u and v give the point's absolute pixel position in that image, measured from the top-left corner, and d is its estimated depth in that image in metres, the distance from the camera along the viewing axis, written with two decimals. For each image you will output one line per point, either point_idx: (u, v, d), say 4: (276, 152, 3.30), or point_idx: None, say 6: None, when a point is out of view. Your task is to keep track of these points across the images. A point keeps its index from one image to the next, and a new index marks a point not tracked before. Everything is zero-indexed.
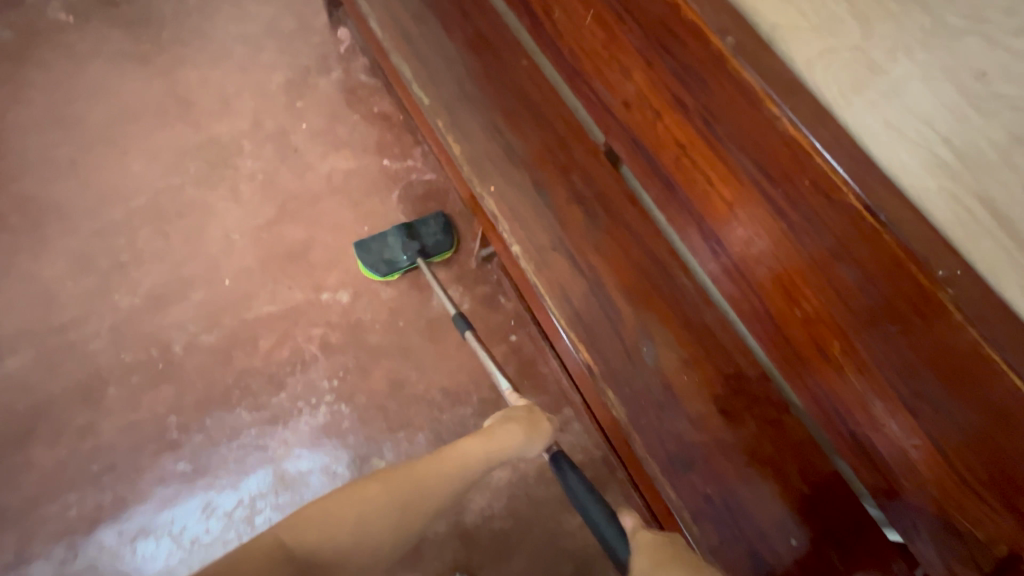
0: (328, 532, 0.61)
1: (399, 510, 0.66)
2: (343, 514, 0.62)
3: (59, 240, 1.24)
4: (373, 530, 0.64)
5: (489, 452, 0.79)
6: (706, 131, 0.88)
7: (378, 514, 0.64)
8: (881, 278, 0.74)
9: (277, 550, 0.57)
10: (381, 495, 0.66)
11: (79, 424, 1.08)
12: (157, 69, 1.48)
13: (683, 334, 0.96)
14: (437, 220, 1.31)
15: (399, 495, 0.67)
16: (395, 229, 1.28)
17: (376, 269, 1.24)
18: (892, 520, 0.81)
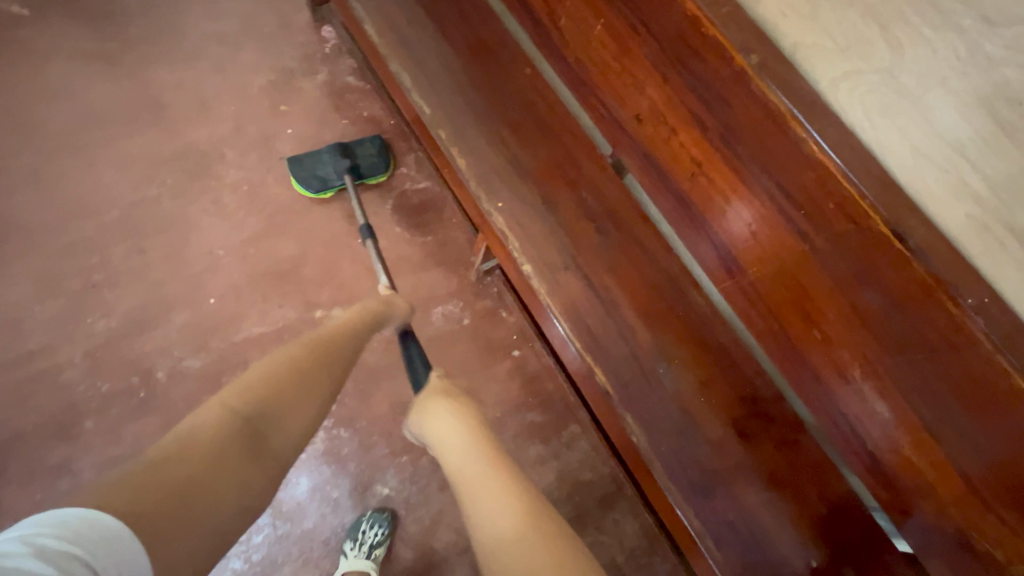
0: (272, 403, 0.66)
1: (314, 372, 0.72)
2: (266, 396, 0.66)
3: (22, 258, 1.13)
4: (289, 380, 0.70)
5: (359, 314, 0.84)
6: (725, 151, 0.87)
7: (298, 374, 0.70)
8: (907, 304, 0.73)
9: (228, 418, 0.62)
10: (275, 368, 0.69)
11: (54, 462, 1.00)
12: (125, 70, 1.37)
13: (699, 354, 0.95)
14: (373, 143, 1.33)
15: (293, 357, 0.72)
16: (329, 147, 1.29)
17: (308, 185, 1.25)
18: (907, 536, 0.83)
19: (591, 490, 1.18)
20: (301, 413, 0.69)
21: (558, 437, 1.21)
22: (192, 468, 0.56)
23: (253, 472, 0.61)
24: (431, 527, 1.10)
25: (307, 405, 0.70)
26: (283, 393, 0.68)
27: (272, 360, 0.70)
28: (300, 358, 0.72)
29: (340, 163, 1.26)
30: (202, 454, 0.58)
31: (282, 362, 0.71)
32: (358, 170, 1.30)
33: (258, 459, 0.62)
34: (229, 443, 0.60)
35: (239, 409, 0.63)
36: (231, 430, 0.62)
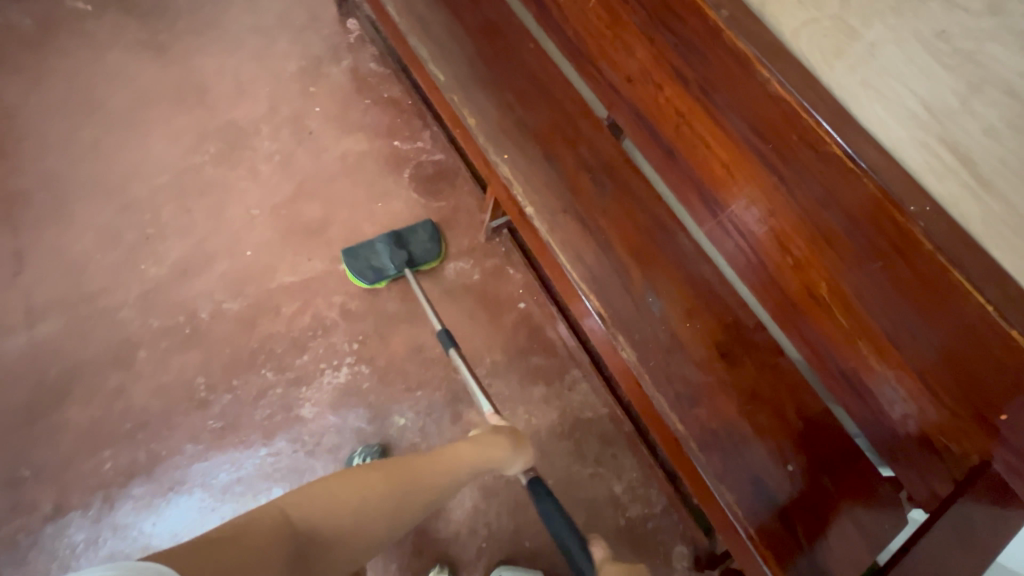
0: (329, 522, 0.67)
1: (388, 501, 0.73)
2: (345, 499, 0.70)
3: (85, 215, 1.28)
4: (369, 513, 0.70)
5: (475, 458, 0.88)
6: (705, 99, 0.98)
7: (384, 503, 0.73)
8: (862, 220, 0.82)
9: (284, 522, 0.64)
10: (372, 488, 0.72)
11: (112, 386, 1.12)
12: (174, 57, 1.54)
13: (685, 286, 1.05)
14: (425, 229, 1.35)
15: (381, 491, 0.74)
16: (383, 237, 1.31)
17: (364, 275, 1.26)
18: (883, 452, 0.93)
19: (590, 427, 1.27)
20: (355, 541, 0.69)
21: (560, 380, 1.31)
22: (245, 547, 0.58)
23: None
24: None
25: (362, 536, 0.69)
26: (366, 517, 0.70)
27: (353, 484, 0.72)
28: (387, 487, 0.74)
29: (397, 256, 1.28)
30: (255, 545, 0.59)
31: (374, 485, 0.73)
32: (413, 259, 1.32)
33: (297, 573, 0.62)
34: (276, 544, 0.61)
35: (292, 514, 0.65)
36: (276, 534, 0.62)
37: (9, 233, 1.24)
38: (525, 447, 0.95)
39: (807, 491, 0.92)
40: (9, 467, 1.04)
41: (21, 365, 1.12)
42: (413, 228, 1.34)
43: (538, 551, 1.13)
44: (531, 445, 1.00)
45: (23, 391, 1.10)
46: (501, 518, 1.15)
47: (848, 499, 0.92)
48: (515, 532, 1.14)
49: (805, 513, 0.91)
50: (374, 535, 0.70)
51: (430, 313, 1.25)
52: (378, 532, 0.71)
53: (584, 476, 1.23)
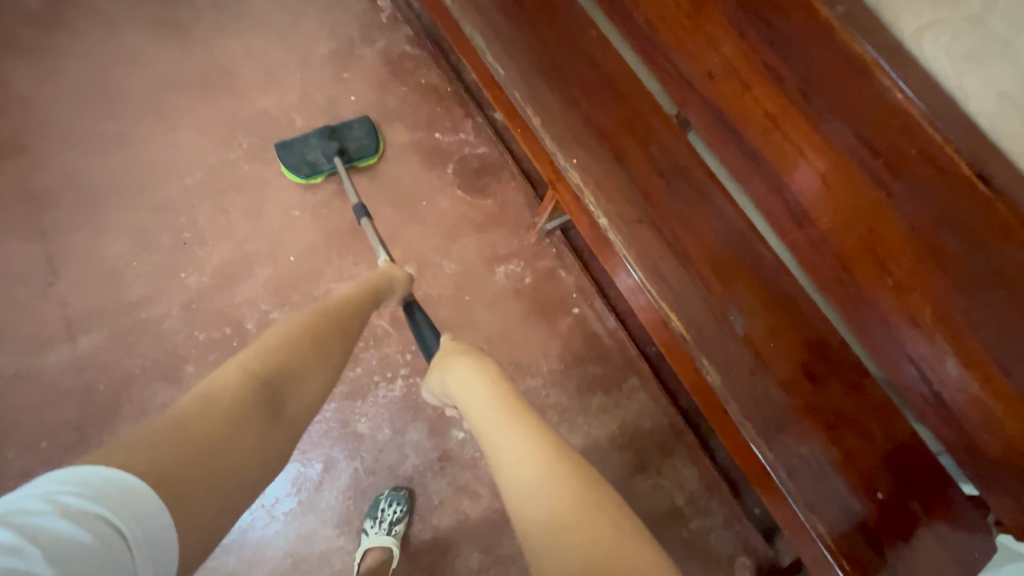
0: (288, 369, 0.71)
1: (330, 334, 0.80)
2: (293, 343, 0.74)
3: (117, 217, 1.20)
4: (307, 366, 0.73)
5: (370, 289, 0.94)
6: (802, 102, 0.91)
7: (320, 338, 0.77)
8: (986, 243, 0.80)
9: (249, 381, 0.65)
10: (303, 334, 0.76)
11: (162, 402, 1.08)
12: (195, 38, 1.42)
13: (766, 303, 0.99)
14: (360, 124, 1.34)
15: (309, 332, 0.77)
16: (316, 131, 1.29)
17: (298, 170, 1.25)
18: (975, 479, 0.87)
19: (650, 438, 1.24)
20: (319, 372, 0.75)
21: (617, 387, 1.27)
22: (226, 404, 0.61)
23: (278, 436, 0.64)
24: None
25: (318, 375, 0.74)
26: (309, 356, 0.74)
27: (276, 333, 0.75)
28: (317, 327, 0.78)
29: (330, 147, 1.27)
30: (227, 411, 0.61)
31: (285, 336, 0.75)
32: (347, 154, 1.31)
33: (276, 419, 0.65)
34: (247, 398, 0.63)
35: (257, 370, 0.66)
36: (243, 389, 0.64)
37: (37, 238, 1.16)
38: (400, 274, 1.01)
39: (895, 516, 0.90)
40: None
41: (65, 381, 1.06)
42: (347, 122, 1.33)
43: None
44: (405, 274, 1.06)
45: (71, 410, 1.05)
46: None
47: (936, 523, 0.90)
48: None
49: (890, 533, 0.90)
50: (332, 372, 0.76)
51: (349, 188, 1.21)
52: (332, 369, 0.76)
53: (645, 487, 1.21)
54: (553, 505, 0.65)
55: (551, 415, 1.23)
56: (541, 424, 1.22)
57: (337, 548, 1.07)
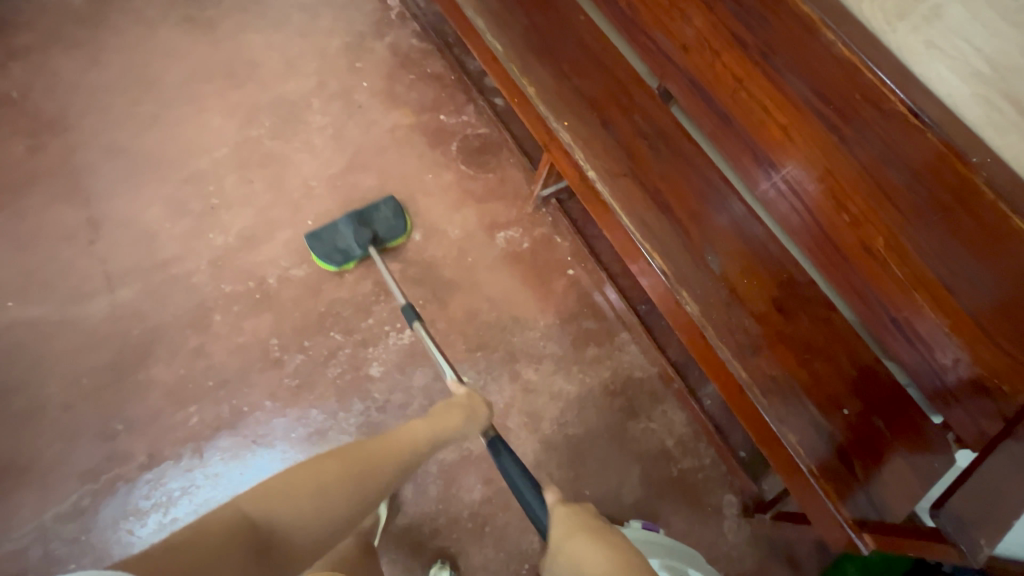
0: (276, 508, 0.65)
1: (342, 506, 0.69)
2: (297, 492, 0.67)
3: (152, 185, 1.32)
4: (320, 511, 0.67)
5: (436, 427, 0.84)
6: (764, 63, 1.02)
7: (336, 492, 0.69)
8: (924, 173, 0.89)
9: (240, 526, 0.62)
10: (317, 482, 0.68)
11: (191, 346, 1.17)
12: (222, 33, 1.56)
13: (742, 245, 1.10)
14: (389, 205, 1.32)
15: (330, 479, 0.69)
16: (345, 217, 1.28)
17: (332, 260, 1.25)
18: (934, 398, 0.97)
19: (640, 386, 1.33)
20: (316, 531, 0.67)
21: (610, 341, 1.37)
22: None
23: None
24: (505, 411, 1.26)
25: (320, 526, 0.67)
26: (318, 512, 0.67)
27: (302, 475, 0.69)
28: (345, 474, 0.70)
29: (362, 236, 1.26)
30: (204, 555, 0.57)
31: (304, 479, 0.68)
32: (378, 239, 1.30)
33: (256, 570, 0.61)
34: (231, 549, 0.60)
35: (249, 515, 0.63)
36: (230, 530, 0.62)
37: (79, 202, 1.27)
38: (480, 411, 0.90)
39: (861, 432, 0.98)
40: (101, 423, 1.08)
41: (102, 326, 1.16)
42: (375, 205, 1.31)
43: (598, 499, 1.22)
44: (485, 410, 0.93)
45: (107, 352, 1.14)
46: (560, 470, 1.23)
47: (900, 440, 0.97)
48: (575, 483, 1.22)
49: (859, 449, 0.97)
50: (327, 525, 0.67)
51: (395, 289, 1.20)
52: (330, 528, 0.68)
53: (637, 430, 1.28)
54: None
55: (549, 364, 1.31)
56: (540, 373, 1.30)
57: None
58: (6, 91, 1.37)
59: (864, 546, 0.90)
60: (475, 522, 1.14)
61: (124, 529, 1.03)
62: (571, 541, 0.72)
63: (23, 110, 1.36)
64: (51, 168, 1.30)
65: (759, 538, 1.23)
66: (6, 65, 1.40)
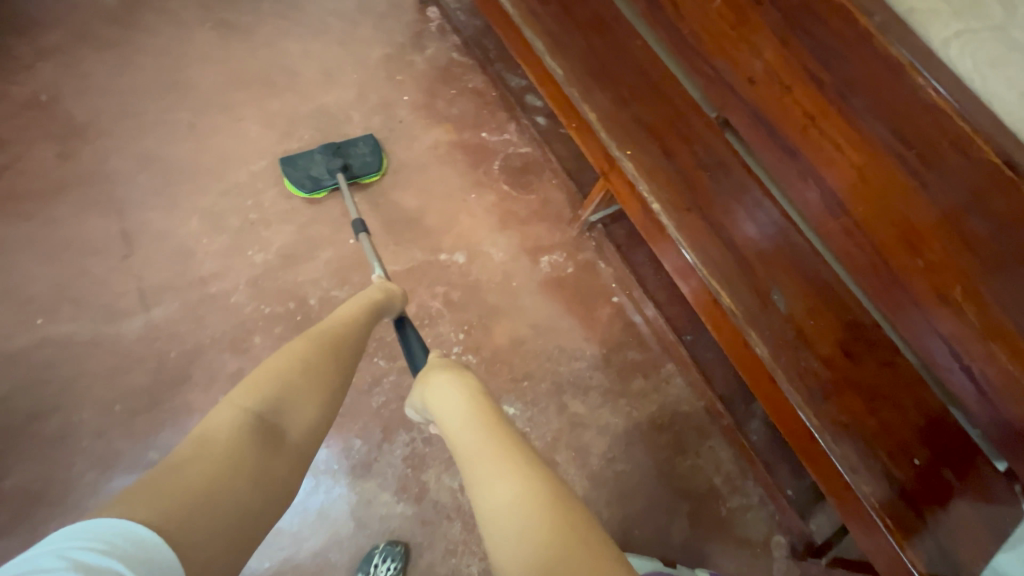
0: (280, 399, 0.67)
1: (328, 372, 0.72)
2: (279, 375, 0.69)
3: (188, 198, 1.26)
4: (310, 382, 0.70)
5: (364, 305, 0.89)
6: (841, 102, 1.00)
7: (316, 366, 0.72)
8: (1011, 224, 0.86)
9: (242, 419, 0.62)
10: (296, 365, 0.70)
11: (230, 370, 1.12)
12: (260, 39, 1.51)
13: (806, 284, 1.07)
14: (364, 141, 1.35)
15: (304, 363, 0.71)
16: (322, 147, 1.32)
17: (302, 184, 1.27)
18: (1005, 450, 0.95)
19: (687, 421, 1.30)
20: (312, 401, 0.69)
21: (655, 373, 1.34)
22: (207, 474, 0.55)
23: (281, 459, 0.62)
24: (551, 444, 1.22)
25: (314, 399, 0.69)
26: (310, 386, 0.70)
27: (277, 368, 0.70)
28: (310, 355, 0.73)
29: (333, 163, 1.29)
30: (221, 456, 0.57)
31: (280, 372, 0.69)
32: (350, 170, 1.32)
33: (276, 452, 0.62)
34: (244, 440, 0.59)
35: (250, 408, 0.63)
36: (235, 428, 0.61)
37: (112, 214, 1.21)
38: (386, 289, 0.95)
39: (929, 483, 0.96)
40: (135, 452, 1.02)
41: (138, 347, 1.10)
42: (351, 140, 1.35)
43: (647, 538, 1.18)
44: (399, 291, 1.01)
45: (143, 374, 1.08)
46: (608, 508, 1.19)
47: (969, 490, 0.96)
48: (624, 521, 1.19)
49: (929, 500, 0.96)
50: (321, 399, 0.70)
51: (351, 203, 1.24)
52: (321, 396, 0.70)
53: (685, 467, 1.25)
54: (512, 502, 0.57)
55: (596, 396, 1.28)
56: (586, 405, 1.26)
57: (396, 515, 1.09)
58: (35, 93, 1.30)
59: None
60: None
61: None
62: (435, 376, 0.79)
63: (53, 114, 1.29)
64: (81, 177, 1.24)
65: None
66: (34, 65, 1.34)
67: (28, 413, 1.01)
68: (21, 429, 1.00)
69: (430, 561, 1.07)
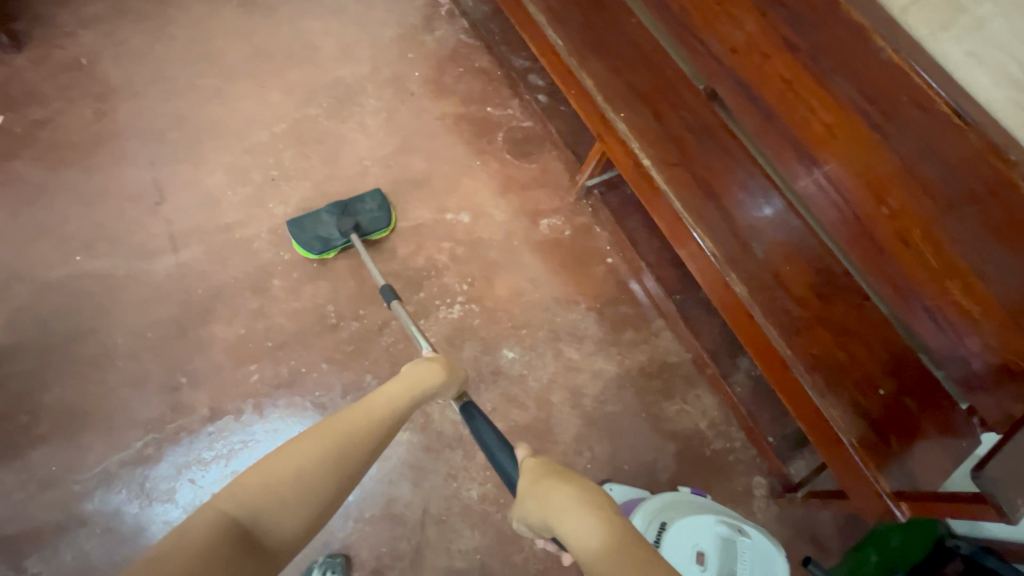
0: (267, 504, 0.62)
1: (330, 479, 0.67)
2: (278, 475, 0.64)
3: (215, 154, 1.36)
4: (304, 487, 0.64)
5: (406, 394, 0.83)
6: (812, 67, 1.10)
7: (318, 468, 0.66)
8: (959, 168, 0.93)
9: (222, 524, 0.58)
10: (299, 463, 0.65)
11: (252, 307, 1.21)
12: (283, 17, 1.62)
13: (781, 234, 1.18)
14: (373, 197, 1.33)
15: (308, 463, 0.66)
16: (328, 208, 1.29)
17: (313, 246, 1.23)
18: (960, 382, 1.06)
19: (675, 370, 1.39)
20: (302, 508, 0.64)
21: (646, 327, 1.43)
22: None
23: (250, 568, 0.58)
24: (548, 386, 1.29)
25: (304, 506, 0.64)
26: (306, 492, 0.65)
27: (282, 464, 0.65)
28: (319, 453, 0.67)
29: (343, 224, 1.26)
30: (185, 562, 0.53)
31: (281, 469, 0.65)
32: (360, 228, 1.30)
33: (246, 560, 0.57)
34: (218, 546, 0.55)
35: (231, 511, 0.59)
36: (210, 534, 0.56)
37: (145, 165, 1.31)
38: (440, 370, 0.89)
39: (892, 410, 1.05)
40: (164, 375, 1.11)
41: (168, 284, 1.19)
42: (360, 197, 1.32)
43: (637, 473, 1.26)
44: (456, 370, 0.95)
45: (173, 307, 1.17)
46: (600, 445, 1.26)
47: (928, 418, 1.04)
48: (616, 457, 1.26)
49: (893, 425, 1.04)
50: (314, 506, 0.64)
51: (373, 271, 1.22)
52: (313, 504, 0.64)
53: (673, 411, 1.34)
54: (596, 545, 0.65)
55: (590, 345, 1.37)
56: (581, 352, 1.35)
57: (403, 443, 1.15)
58: (74, 55, 1.40)
59: (900, 515, 0.97)
60: None
61: (186, 477, 1.05)
62: (550, 488, 0.73)
63: (92, 76, 1.39)
64: (116, 131, 1.34)
65: (786, 518, 1.29)
66: (75, 32, 1.44)
67: (66, 336, 1.10)
68: (61, 351, 1.09)
69: (431, 486, 1.13)
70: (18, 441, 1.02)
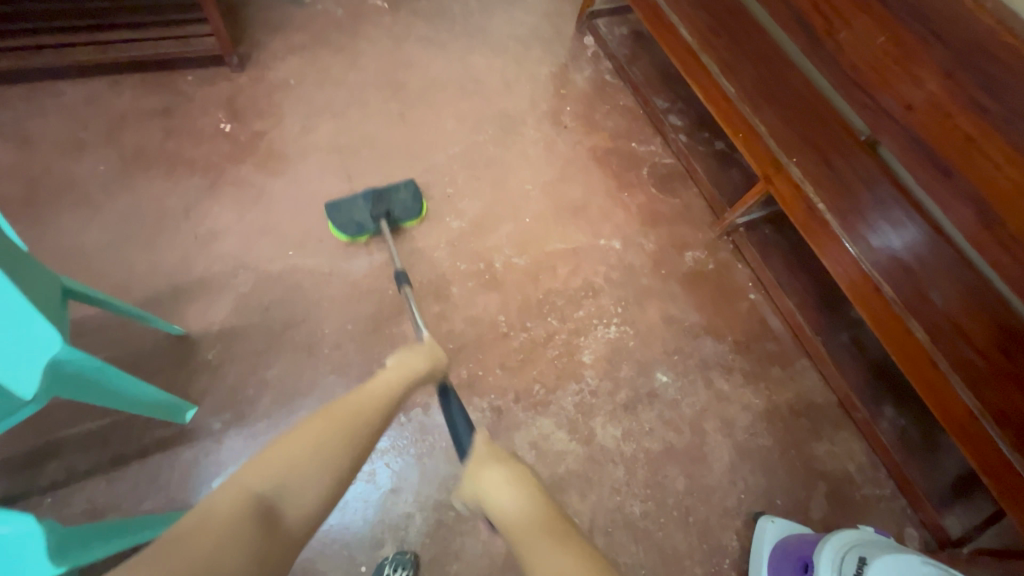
0: (289, 479, 0.63)
1: (343, 459, 0.67)
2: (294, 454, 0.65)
3: (402, 171, 1.51)
4: (321, 453, 0.65)
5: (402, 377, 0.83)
6: (1005, 128, 1.00)
7: (331, 443, 0.67)
8: None
9: (245, 502, 0.59)
10: (312, 446, 0.66)
11: (435, 312, 1.35)
12: (454, 52, 1.78)
13: (957, 286, 1.17)
14: (409, 187, 1.34)
15: (320, 443, 0.67)
16: (364, 193, 1.32)
17: (345, 230, 1.28)
18: None
19: (823, 411, 1.40)
20: (317, 485, 0.64)
21: (791, 365, 1.45)
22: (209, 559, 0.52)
23: (272, 545, 0.58)
24: (700, 413, 1.33)
25: (323, 485, 0.64)
26: (321, 471, 0.65)
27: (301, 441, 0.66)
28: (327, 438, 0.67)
29: (376, 212, 1.29)
30: (219, 538, 0.54)
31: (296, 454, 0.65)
32: (391, 217, 1.32)
33: (270, 538, 0.58)
34: (238, 522, 0.56)
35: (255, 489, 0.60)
36: (239, 510, 0.58)
37: (343, 177, 1.46)
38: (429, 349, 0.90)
39: None
40: (364, 366, 1.22)
41: (363, 283, 1.31)
42: (395, 184, 1.33)
43: (789, 508, 1.27)
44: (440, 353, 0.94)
45: (369, 305, 1.29)
46: (753, 477, 1.28)
47: None
48: (769, 490, 1.28)
49: None
50: (331, 476, 0.65)
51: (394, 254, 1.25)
52: (331, 478, 0.65)
53: (822, 451, 1.35)
54: None
55: (739, 376, 1.40)
56: (730, 382, 1.39)
57: (570, 451, 1.24)
58: (285, 78, 1.59)
59: None
60: (681, 511, 1.22)
61: (383, 461, 1.15)
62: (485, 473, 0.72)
63: (298, 97, 1.57)
64: (321, 145, 1.50)
65: None
66: (287, 57, 1.63)
67: (285, 323, 1.23)
68: (280, 336, 1.22)
69: (600, 496, 1.21)
70: (245, 411, 1.13)
